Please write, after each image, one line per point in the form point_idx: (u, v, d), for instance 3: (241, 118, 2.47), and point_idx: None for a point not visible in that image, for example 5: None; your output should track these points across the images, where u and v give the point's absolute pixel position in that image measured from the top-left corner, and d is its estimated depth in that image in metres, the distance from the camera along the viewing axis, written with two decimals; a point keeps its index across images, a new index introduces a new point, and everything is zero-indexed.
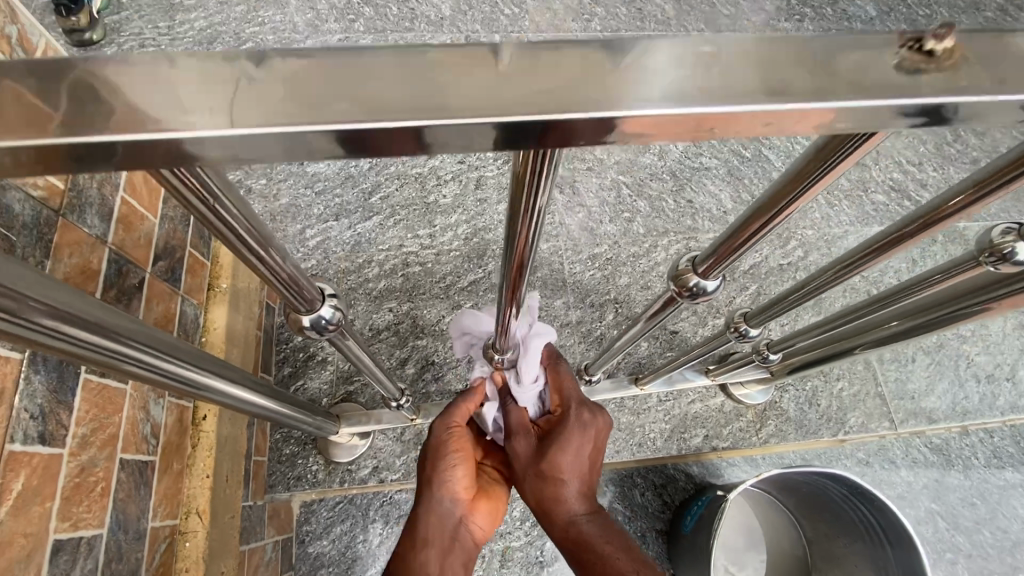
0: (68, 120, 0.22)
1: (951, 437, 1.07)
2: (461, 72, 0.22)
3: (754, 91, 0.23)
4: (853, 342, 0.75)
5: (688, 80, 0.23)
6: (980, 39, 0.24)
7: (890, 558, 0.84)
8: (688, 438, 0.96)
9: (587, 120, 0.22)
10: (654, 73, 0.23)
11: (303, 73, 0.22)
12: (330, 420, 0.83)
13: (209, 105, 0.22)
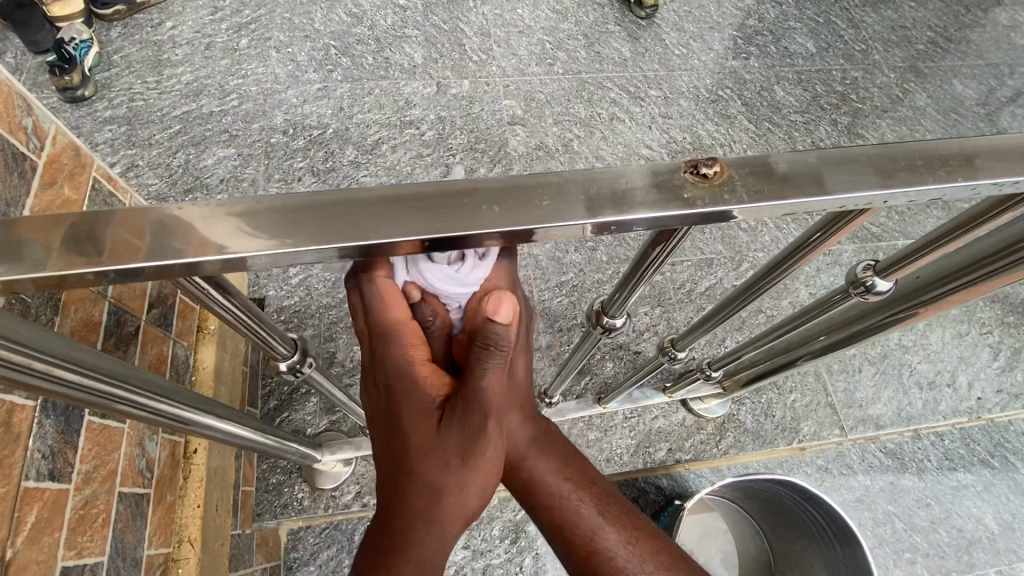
0: (115, 247, 0.31)
1: (904, 442, 1.15)
2: (389, 201, 0.31)
3: (594, 207, 0.30)
4: (797, 354, 0.82)
5: (552, 200, 0.31)
6: (750, 165, 0.31)
7: (838, 557, 0.90)
8: (653, 452, 1.03)
9: (483, 232, 0.30)
10: (528, 195, 0.31)
11: (283, 209, 0.32)
12: (315, 448, 0.89)
13: (223, 233, 0.31)
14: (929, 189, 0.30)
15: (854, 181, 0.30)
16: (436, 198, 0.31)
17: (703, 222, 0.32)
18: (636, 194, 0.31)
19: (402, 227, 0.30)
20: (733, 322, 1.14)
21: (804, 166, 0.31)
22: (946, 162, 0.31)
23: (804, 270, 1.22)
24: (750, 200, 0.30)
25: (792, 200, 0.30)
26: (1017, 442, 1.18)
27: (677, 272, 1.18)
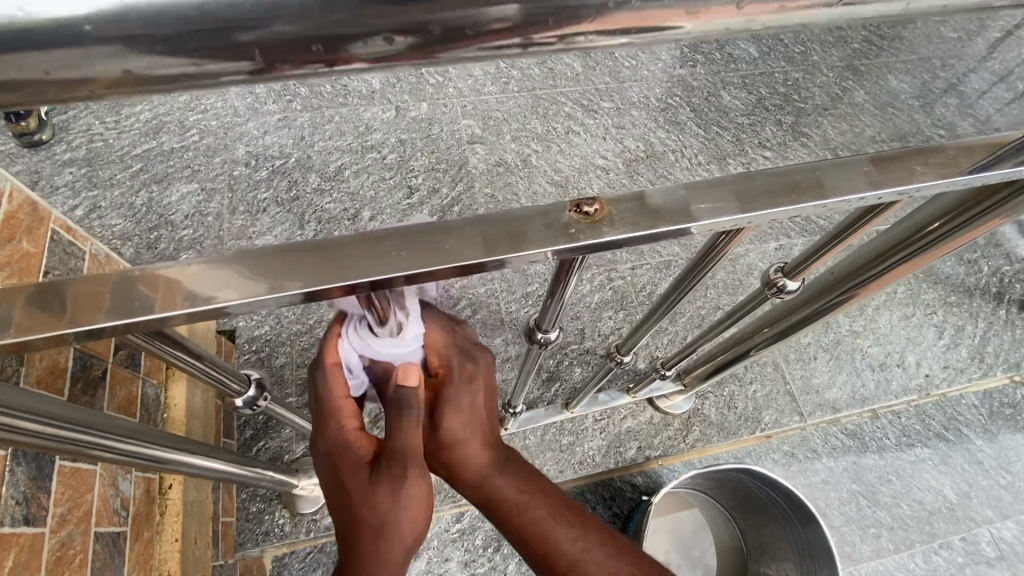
0: (78, 304, 0.35)
1: (863, 422, 1.21)
2: (356, 247, 0.35)
3: (493, 244, 0.34)
4: (748, 346, 0.88)
5: (457, 241, 0.35)
6: (631, 200, 0.36)
7: (801, 536, 0.95)
8: (624, 451, 1.07)
9: (398, 274, 0.34)
10: (434, 239, 0.35)
11: (251, 263, 0.35)
12: (291, 475, 0.91)
13: (188, 289, 0.34)
14: (788, 210, 0.35)
15: (719, 207, 0.35)
16: (355, 248, 0.35)
17: (596, 252, 0.35)
18: (531, 231, 0.35)
19: (327, 274, 0.34)
20: (693, 320, 1.20)
21: (674, 197, 0.35)
22: (799, 185, 0.36)
23: (757, 266, 1.28)
24: (628, 230, 0.34)
25: (666, 229, 0.34)
26: (967, 414, 1.25)
27: (636, 276, 1.23)
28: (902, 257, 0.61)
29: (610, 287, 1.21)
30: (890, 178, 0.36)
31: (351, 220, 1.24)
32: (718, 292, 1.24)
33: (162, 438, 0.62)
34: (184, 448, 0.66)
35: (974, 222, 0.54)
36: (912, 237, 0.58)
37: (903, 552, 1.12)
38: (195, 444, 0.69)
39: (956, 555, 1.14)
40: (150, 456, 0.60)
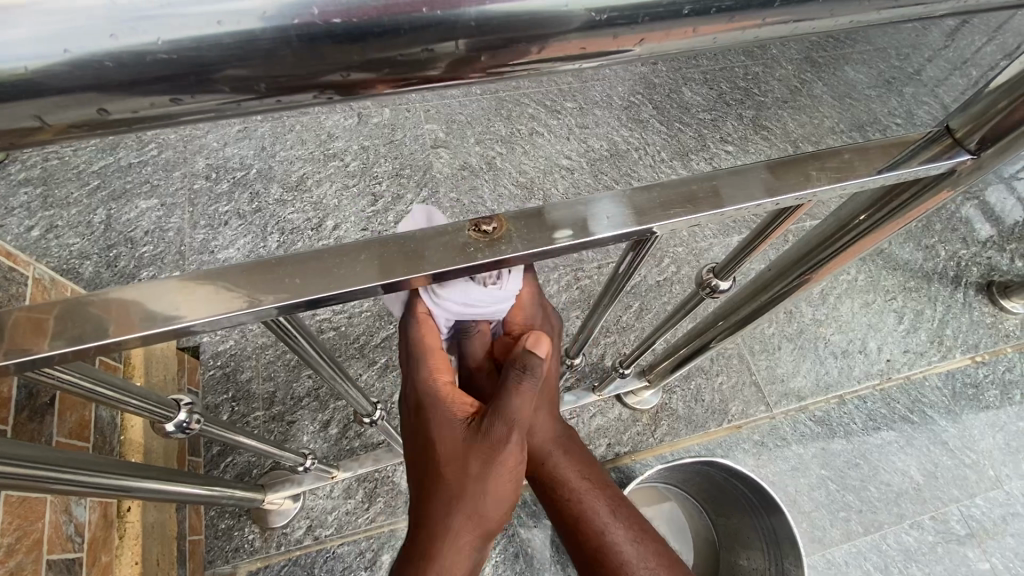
0: (16, 332, 0.35)
1: (830, 409, 1.23)
2: (322, 261, 0.36)
3: (385, 267, 0.36)
4: (708, 338, 0.90)
5: (350, 266, 0.36)
6: (527, 218, 0.38)
7: (765, 524, 0.96)
8: (594, 449, 1.09)
9: (292, 301, 0.35)
10: (329, 264, 0.36)
11: (215, 283, 0.36)
12: (256, 490, 0.91)
13: (144, 313, 0.35)
14: (682, 220, 0.38)
15: (617, 218, 0.37)
16: (260, 273, 0.36)
17: (493, 270, 0.37)
18: (426, 253, 0.36)
19: (222, 306, 0.35)
20: (659, 316, 1.21)
21: (570, 214, 0.38)
22: (697, 196, 0.38)
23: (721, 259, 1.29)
24: (524, 247, 0.36)
25: (562, 243, 0.36)
26: (931, 396, 1.28)
27: (602, 274, 1.24)
28: (839, 248, 0.62)
29: (577, 287, 1.22)
30: (786, 185, 0.39)
31: (315, 230, 1.23)
32: (683, 287, 1.25)
33: (111, 465, 0.62)
34: (137, 473, 0.65)
35: (898, 211, 0.55)
36: (844, 228, 0.60)
37: (873, 534, 1.15)
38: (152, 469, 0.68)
39: (926, 534, 1.17)
40: (99, 484, 0.59)
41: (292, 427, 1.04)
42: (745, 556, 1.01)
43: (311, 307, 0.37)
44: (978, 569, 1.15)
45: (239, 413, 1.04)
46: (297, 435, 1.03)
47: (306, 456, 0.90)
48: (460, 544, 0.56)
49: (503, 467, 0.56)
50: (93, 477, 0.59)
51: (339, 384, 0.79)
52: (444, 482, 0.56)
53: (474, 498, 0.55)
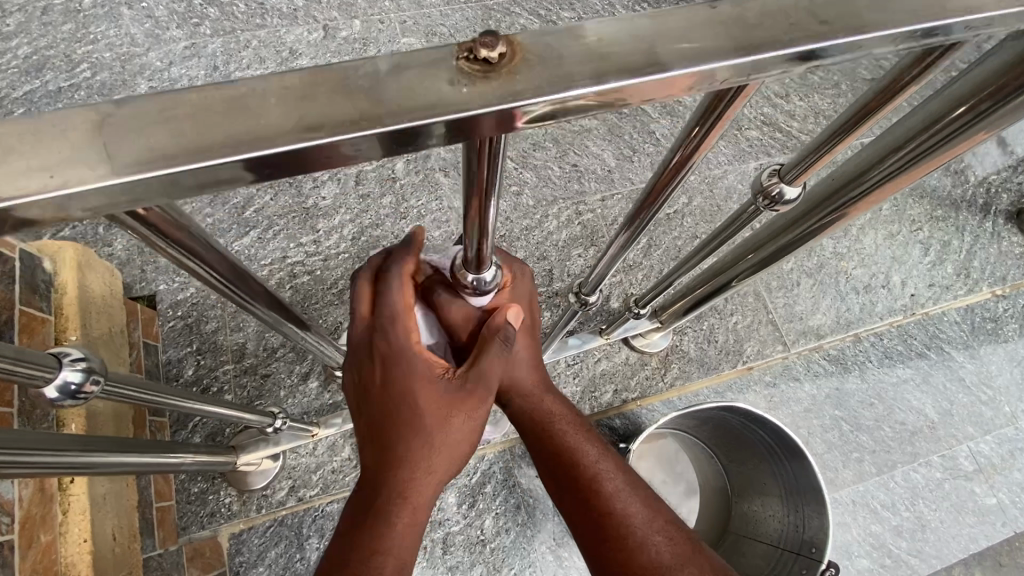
0: None
1: (845, 347, 1.15)
2: (262, 97, 0.26)
3: (282, 135, 0.25)
4: (728, 276, 0.79)
5: (229, 134, 0.25)
6: (551, 38, 0.28)
7: (788, 471, 0.89)
8: (600, 396, 1.01)
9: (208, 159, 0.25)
10: (220, 108, 0.26)
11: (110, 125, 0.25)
12: (225, 453, 0.81)
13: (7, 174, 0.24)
14: (775, 52, 0.28)
15: (690, 51, 0.28)
16: (177, 111, 0.26)
17: (491, 130, 0.28)
18: (378, 96, 0.26)
19: (15, 189, 0.24)
20: (669, 253, 1.10)
21: (623, 44, 0.28)
22: (792, 18, 0.29)
23: (737, 189, 1.18)
24: (549, 87, 0.27)
25: (611, 84, 0.27)
26: (949, 331, 1.21)
27: (607, 207, 1.12)
28: (893, 173, 0.50)
29: (579, 222, 1.10)
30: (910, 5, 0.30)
31: None
32: (694, 220, 1.14)
33: (44, 440, 0.51)
34: (80, 446, 0.55)
35: (964, 128, 0.44)
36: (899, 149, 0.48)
37: (884, 474, 1.11)
38: (96, 440, 0.59)
39: (935, 471, 1.13)
40: (35, 464, 0.50)
41: (267, 382, 0.93)
42: (760, 502, 0.95)
43: (219, 179, 0.26)
44: (985, 505, 1.12)
45: (206, 367, 0.93)
46: (273, 390, 0.93)
47: (275, 416, 0.80)
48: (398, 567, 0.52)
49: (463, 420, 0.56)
50: (25, 457, 0.49)
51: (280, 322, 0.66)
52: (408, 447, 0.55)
53: (420, 494, 0.54)
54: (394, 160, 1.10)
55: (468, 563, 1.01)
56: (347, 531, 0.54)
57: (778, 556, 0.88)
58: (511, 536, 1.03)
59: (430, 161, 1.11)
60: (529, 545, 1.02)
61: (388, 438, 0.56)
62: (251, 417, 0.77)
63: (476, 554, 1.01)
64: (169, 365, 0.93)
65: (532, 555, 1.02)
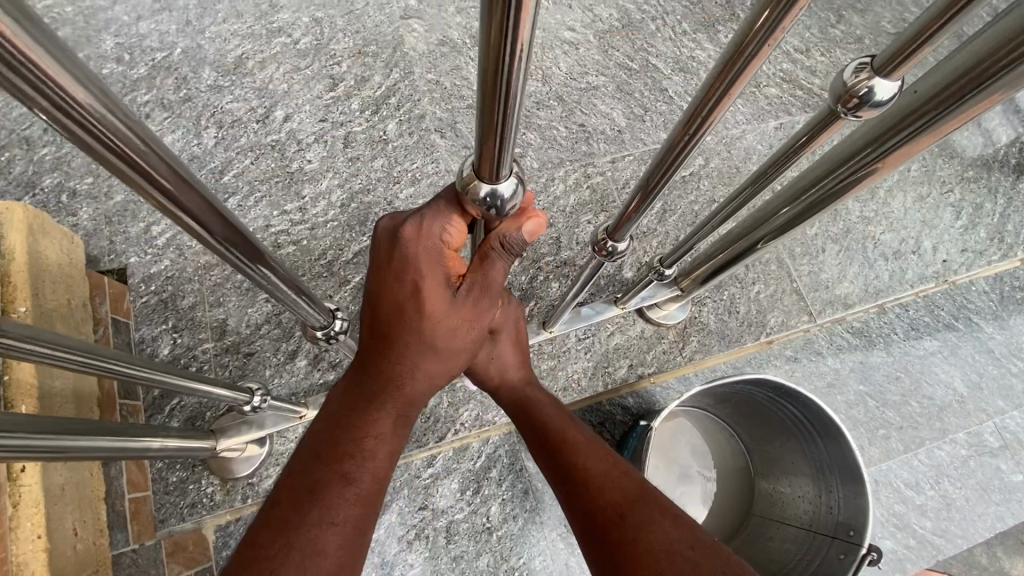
0: None
1: (870, 318, 1.08)
2: None
3: None
4: (752, 238, 0.71)
5: None
6: None
7: (821, 450, 0.82)
8: (613, 372, 0.94)
9: None
10: None
11: None
12: (201, 437, 0.72)
13: None
14: None
15: None
16: None
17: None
18: None
19: None
20: (685, 218, 1.02)
21: None
22: None
23: (756, 150, 1.10)
24: None
25: None
26: (978, 301, 1.13)
27: (618, 170, 1.03)
28: (901, 142, 0.46)
29: (587, 186, 1.02)
30: None
31: (261, 122, 0.99)
32: (712, 183, 1.05)
33: None
34: (25, 429, 0.47)
35: (971, 96, 0.39)
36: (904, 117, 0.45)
37: (912, 451, 1.05)
38: (44, 421, 0.50)
39: (960, 447, 1.06)
40: None
41: (251, 360, 0.85)
42: (788, 483, 0.89)
43: None
44: (1012, 482, 1.05)
45: (184, 346, 0.85)
46: (258, 370, 0.85)
47: (253, 391, 0.72)
48: (360, 498, 0.53)
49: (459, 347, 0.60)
50: None
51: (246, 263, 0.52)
52: (392, 368, 0.58)
53: (389, 428, 0.58)
54: (386, 121, 1.01)
55: (473, 553, 0.94)
56: (307, 462, 0.54)
57: (810, 540, 0.81)
58: (519, 523, 0.96)
59: (425, 122, 1.02)
60: (538, 532, 0.96)
61: (365, 372, 0.59)
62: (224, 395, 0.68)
63: (482, 543, 0.94)
64: (142, 344, 0.85)
65: (542, 542, 0.95)
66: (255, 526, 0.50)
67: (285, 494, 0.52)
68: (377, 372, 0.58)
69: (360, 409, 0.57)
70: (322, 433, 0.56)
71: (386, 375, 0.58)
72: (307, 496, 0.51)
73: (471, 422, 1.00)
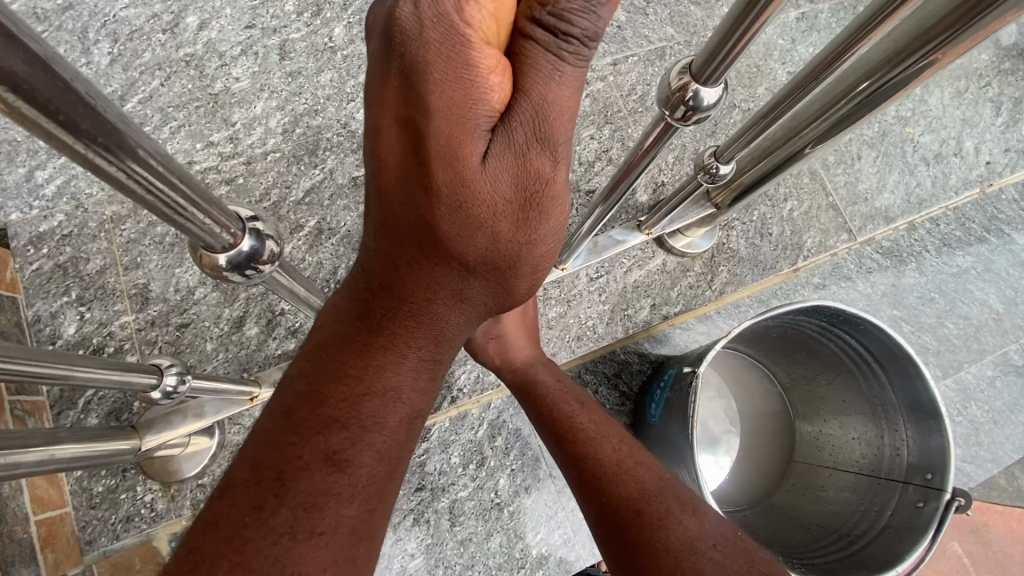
0: None
1: (900, 237, 0.95)
2: None
3: None
4: (800, 139, 0.56)
5: None
6: None
7: (887, 387, 0.70)
8: (634, 314, 0.79)
9: None
10: None
11: None
12: (122, 436, 0.55)
13: None
14: None
15: None
16: None
17: None
18: None
19: None
20: (703, 129, 0.86)
21: None
22: None
23: (777, 45, 0.93)
24: None
25: None
26: (1009, 211, 1.01)
27: (621, 75, 0.86)
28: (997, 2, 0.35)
29: (587, 94, 0.84)
30: None
31: (169, 31, 0.77)
32: (731, 85, 0.89)
33: None
34: None
35: None
36: (931, 32, 0.39)
37: (952, 376, 0.95)
38: None
39: (987, 367, 0.96)
40: None
41: (186, 333, 0.68)
42: (840, 425, 0.76)
43: None
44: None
45: (95, 322, 0.66)
46: (196, 344, 0.67)
47: (164, 372, 0.52)
48: (353, 489, 0.36)
49: (530, 241, 0.35)
50: None
51: (178, 183, 0.32)
52: (412, 283, 0.37)
53: (408, 379, 0.39)
54: (331, 25, 0.80)
55: (483, 534, 0.81)
56: (281, 427, 0.37)
57: (872, 487, 0.70)
58: (532, 496, 0.83)
59: None
60: (556, 503, 0.83)
61: (364, 296, 0.38)
62: (143, 385, 0.50)
63: (492, 522, 0.81)
64: (39, 324, 0.66)
65: (560, 514, 0.83)
66: (202, 515, 0.36)
67: (242, 471, 0.36)
68: (380, 298, 0.37)
69: (359, 352, 0.38)
70: (305, 380, 0.38)
71: (397, 304, 0.37)
72: (270, 480, 0.35)
73: (468, 387, 0.85)
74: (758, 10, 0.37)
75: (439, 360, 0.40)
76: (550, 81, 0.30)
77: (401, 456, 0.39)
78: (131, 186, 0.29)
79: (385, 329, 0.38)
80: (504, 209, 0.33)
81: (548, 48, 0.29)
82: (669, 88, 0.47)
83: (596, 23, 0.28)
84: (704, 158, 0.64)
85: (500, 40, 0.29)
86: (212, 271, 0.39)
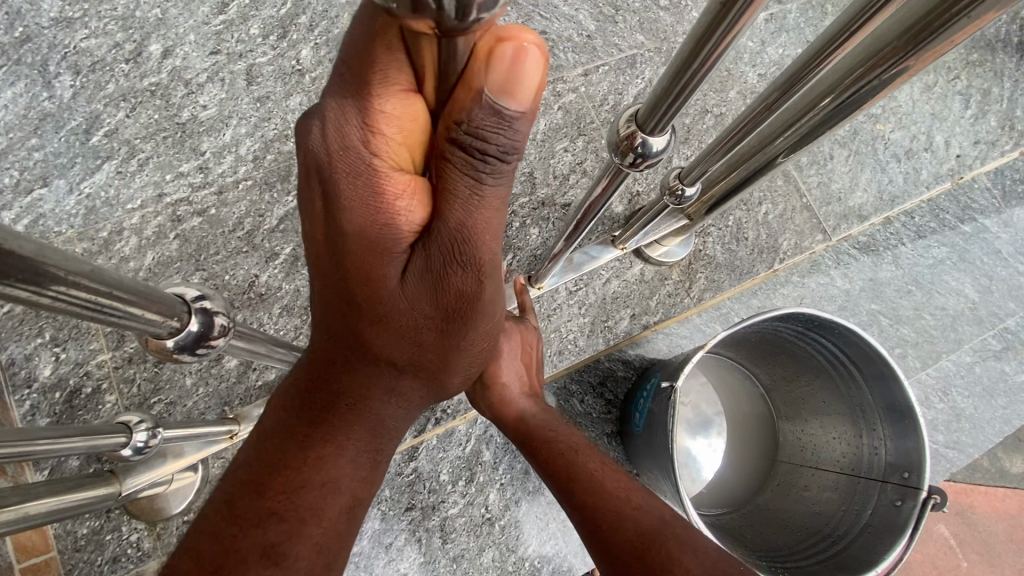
0: None
1: (876, 231, 0.96)
2: None
3: None
4: (769, 151, 0.55)
5: None
6: None
7: (864, 390, 0.71)
8: (614, 326, 0.80)
9: None
10: None
11: None
12: (104, 482, 0.55)
13: None
14: None
15: None
16: None
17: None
18: None
19: None
20: (676, 136, 0.87)
21: None
22: None
23: (747, 47, 0.93)
24: None
25: None
26: (981, 200, 1.02)
27: (592, 85, 0.86)
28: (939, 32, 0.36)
29: (559, 106, 0.84)
30: None
31: (132, 61, 0.76)
32: (702, 90, 0.89)
33: None
34: None
35: None
36: (894, 47, 0.39)
37: (930, 367, 0.96)
38: None
39: (965, 356, 0.97)
40: None
41: (164, 369, 0.67)
42: (821, 426, 0.77)
43: None
44: (1018, 384, 0.98)
45: (70, 363, 0.66)
46: (175, 380, 0.67)
47: (132, 429, 0.51)
48: None
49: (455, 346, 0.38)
50: None
51: (112, 293, 0.32)
52: (351, 381, 0.39)
53: (349, 469, 0.42)
54: (298, 47, 0.79)
55: (475, 549, 0.82)
56: (229, 516, 0.40)
57: (852, 487, 0.71)
58: (522, 508, 0.84)
59: None
60: (546, 514, 0.84)
61: (306, 389, 0.40)
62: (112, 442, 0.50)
63: (483, 537, 0.82)
64: (13, 368, 0.65)
65: (551, 525, 0.84)
66: None
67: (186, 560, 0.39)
68: (320, 393, 0.40)
69: (304, 444, 0.41)
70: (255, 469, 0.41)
71: (333, 399, 0.40)
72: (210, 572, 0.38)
73: (453, 406, 0.85)
74: (698, 63, 0.38)
75: (378, 449, 0.43)
76: (467, 205, 0.29)
77: (340, 544, 0.42)
78: (54, 301, 0.28)
79: (328, 422, 0.41)
80: (425, 319, 0.35)
81: (467, 166, 0.27)
82: (616, 134, 0.48)
83: (512, 139, 0.26)
84: (670, 181, 0.66)
85: (413, 162, 0.29)
86: (161, 353, 0.40)
